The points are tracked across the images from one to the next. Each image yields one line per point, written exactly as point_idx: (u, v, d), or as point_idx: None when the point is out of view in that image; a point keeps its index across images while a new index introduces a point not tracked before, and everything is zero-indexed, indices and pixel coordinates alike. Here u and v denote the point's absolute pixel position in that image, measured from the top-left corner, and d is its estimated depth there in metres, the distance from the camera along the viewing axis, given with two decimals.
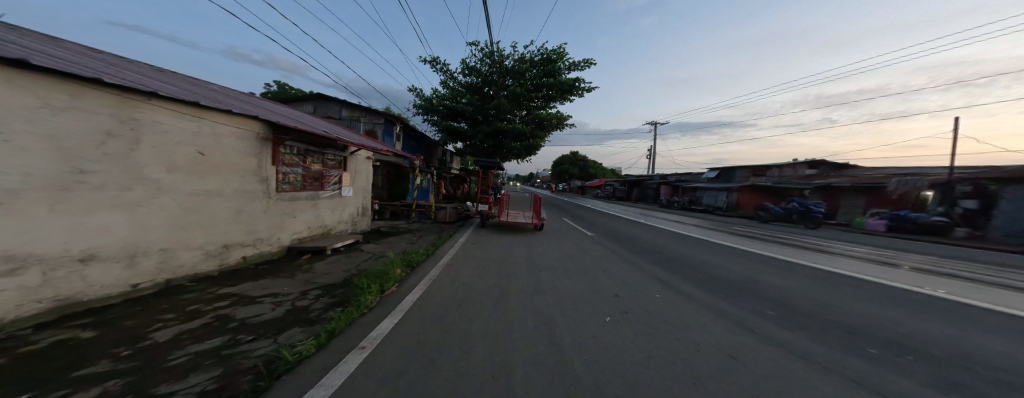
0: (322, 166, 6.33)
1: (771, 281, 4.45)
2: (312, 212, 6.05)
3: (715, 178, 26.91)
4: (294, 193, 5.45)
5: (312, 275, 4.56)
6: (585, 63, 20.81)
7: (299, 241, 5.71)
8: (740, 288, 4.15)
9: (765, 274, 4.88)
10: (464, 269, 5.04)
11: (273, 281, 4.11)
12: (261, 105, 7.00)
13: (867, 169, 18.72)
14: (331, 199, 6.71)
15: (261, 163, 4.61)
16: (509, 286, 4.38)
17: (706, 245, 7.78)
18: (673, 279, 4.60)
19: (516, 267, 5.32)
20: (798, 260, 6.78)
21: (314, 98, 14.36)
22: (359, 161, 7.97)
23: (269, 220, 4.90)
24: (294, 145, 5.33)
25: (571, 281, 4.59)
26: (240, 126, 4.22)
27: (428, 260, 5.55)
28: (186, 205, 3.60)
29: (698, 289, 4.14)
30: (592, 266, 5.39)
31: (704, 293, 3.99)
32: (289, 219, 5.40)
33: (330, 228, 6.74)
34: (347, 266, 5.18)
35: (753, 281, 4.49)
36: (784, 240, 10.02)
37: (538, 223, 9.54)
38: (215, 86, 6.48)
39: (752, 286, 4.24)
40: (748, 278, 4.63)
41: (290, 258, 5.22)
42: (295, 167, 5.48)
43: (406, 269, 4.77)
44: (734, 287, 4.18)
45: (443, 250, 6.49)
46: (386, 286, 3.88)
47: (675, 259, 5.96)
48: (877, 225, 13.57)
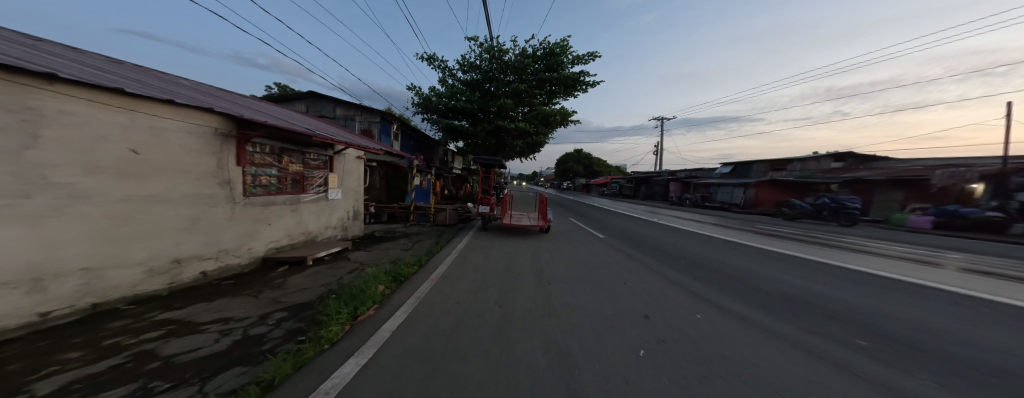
0: (303, 166, 5.71)
1: (835, 297, 3.64)
2: (292, 218, 5.43)
3: (729, 173, 25.94)
4: (268, 196, 4.83)
5: (282, 291, 3.89)
6: (590, 57, 19.96)
7: (276, 251, 5.07)
8: (802, 306, 3.37)
9: (823, 287, 4.06)
10: (461, 284, 4.35)
11: (233, 302, 3.45)
12: (239, 102, 6.42)
13: (901, 162, 17.39)
14: (316, 202, 6.09)
15: (221, 162, 3.96)
16: (515, 306, 3.68)
17: (737, 248, 6.95)
18: (712, 294, 3.82)
19: (522, 279, 4.63)
20: (849, 264, 5.90)
21: (307, 97, 13.88)
22: (348, 161, 7.36)
23: (235, 228, 4.25)
24: (265, 143, 4.70)
25: (589, 298, 3.86)
26: (190, 119, 3.57)
27: (420, 271, 4.88)
28: (116, 212, 2.91)
29: (748, 309, 3.36)
30: (609, 277, 4.67)
31: (760, 314, 3.22)
32: (263, 226, 4.77)
33: (316, 235, 6.12)
34: (328, 279, 4.54)
35: (811, 296, 3.69)
36: (817, 240, 9.09)
37: (545, 225, 8.80)
38: (185, 80, 5.93)
39: (814, 304, 3.44)
40: (804, 293, 3.83)
41: (264, 271, 4.57)
42: (269, 168, 4.86)
43: (391, 285, 4.10)
44: (795, 306, 3.40)
45: (440, 258, 5.79)
46: (362, 310, 3.19)
47: (706, 267, 5.16)
48: (922, 222, 12.45)
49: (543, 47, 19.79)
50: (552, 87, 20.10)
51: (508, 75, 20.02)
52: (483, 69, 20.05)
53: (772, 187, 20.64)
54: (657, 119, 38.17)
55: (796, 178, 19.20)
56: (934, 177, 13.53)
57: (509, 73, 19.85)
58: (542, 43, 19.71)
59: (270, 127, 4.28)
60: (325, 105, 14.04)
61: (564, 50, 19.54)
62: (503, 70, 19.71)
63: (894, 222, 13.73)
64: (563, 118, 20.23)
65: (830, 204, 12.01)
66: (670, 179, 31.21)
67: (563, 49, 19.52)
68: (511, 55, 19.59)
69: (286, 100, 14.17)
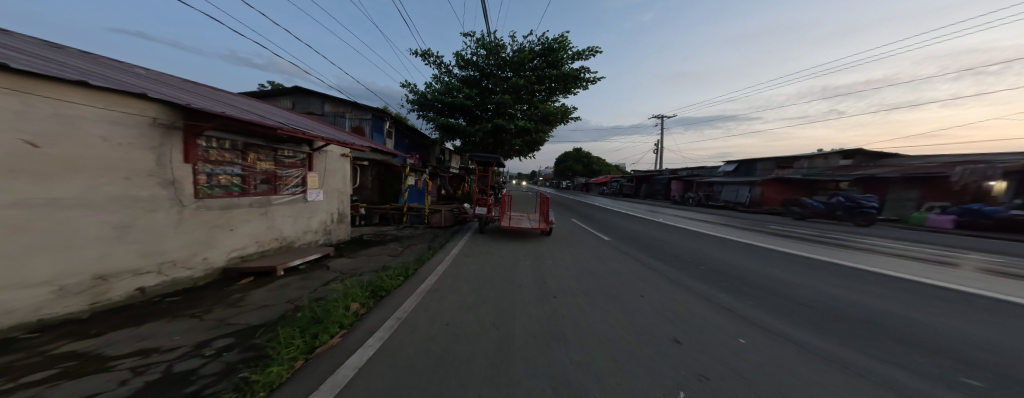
0: (274, 164, 5.08)
1: (900, 316, 3.05)
2: (262, 223, 4.82)
3: (733, 171, 25.65)
4: (230, 199, 4.21)
5: (236, 310, 3.29)
6: (591, 52, 19.18)
7: (240, 260, 4.47)
8: (866, 329, 2.77)
9: (877, 302, 3.47)
10: (452, 299, 3.75)
11: (167, 328, 2.83)
12: (207, 94, 5.81)
13: (912, 158, 16.91)
14: (291, 205, 5.47)
15: (161, 158, 3.34)
16: (515, 329, 3.08)
17: (757, 252, 6.39)
18: (749, 311, 3.23)
19: (523, 292, 4.04)
20: (886, 270, 5.32)
21: (293, 93, 13.24)
22: (331, 159, 6.73)
23: (182, 236, 3.64)
24: (223, 138, 4.08)
25: (604, 319, 3.28)
26: (114, 106, 2.95)
27: (405, 283, 4.28)
28: (7, 220, 2.27)
29: (800, 333, 2.77)
30: (622, 289, 4.11)
31: (819, 341, 2.61)
32: (223, 233, 4.16)
33: (291, 241, 5.50)
34: (296, 293, 3.93)
35: (870, 315, 3.09)
36: (838, 241, 8.54)
37: (547, 228, 8.16)
38: (141, 70, 5.29)
39: (878, 326, 2.85)
40: (859, 309, 3.24)
41: (222, 285, 3.96)
42: (230, 165, 4.24)
43: (367, 301, 3.50)
44: (856, 328, 2.80)
45: (431, 267, 5.16)
46: (323, 338, 2.58)
47: (731, 275, 4.57)
48: (943, 221, 11.93)
49: (542, 42, 19.11)
50: (552, 84, 19.50)
51: (506, 71, 19.38)
52: (480, 66, 19.40)
53: (779, 185, 20.15)
54: (657, 117, 37.74)
55: (805, 176, 18.91)
56: (953, 174, 12.99)
57: (508, 70, 19.19)
58: (541, 38, 19.06)
59: (224, 118, 3.65)
60: (313, 101, 13.37)
61: (564, 45, 18.88)
62: (501, 66, 19.05)
63: (913, 221, 13.19)
64: (563, 116, 19.63)
65: (845, 203, 11.44)
66: (672, 178, 30.75)
67: (562, 44, 18.86)
68: (509, 51, 18.93)
69: (272, 97, 13.48)
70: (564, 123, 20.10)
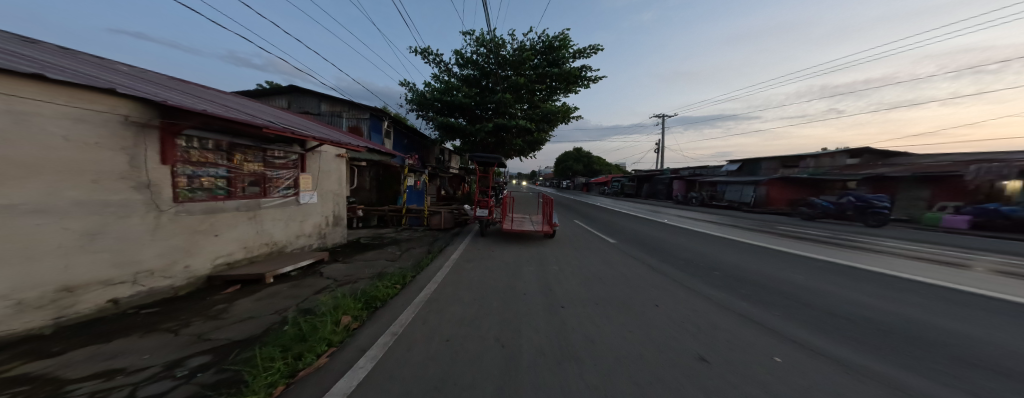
0: (263, 165, 4.81)
1: (952, 330, 2.75)
2: (250, 228, 4.54)
3: (736, 170, 25.46)
4: (214, 203, 3.93)
5: (217, 323, 2.99)
6: (592, 50, 18.90)
7: (226, 267, 4.18)
8: (917, 347, 2.48)
9: (920, 313, 3.17)
10: (452, 312, 3.48)
11: (137, 345, 2.52)
12: (195, 93, 5.53)
13: (921, 157, 16.63)
14: (282, 208, 5.18)
15: (135, 159, 3.05)
16: (522, 346, 2.80)
17: (772, 255, 6.11)
18: (781, 325, 2.94)
19: (528, 302, 3.78)
20: (913, 275, 5.02)
21: (288, 93, 12.95)
22: (325, 160, 6.45)
23: (160, 243, 3.35)
24: (205, 137, 3.80)
25: (618, 334, 3.01)
26: (78, 101, 2.65)
27: (402, 292, 3.99)
28: None
29: (844, 351, 2.47)
30: (634, 298, 3.84)
31: (870, 361, 2.30)
32: (206, 238, 3.87)
33: (282, 246, 5.21)
34: (284, 303, 3.64)
35: (918, 329, 2.79)
36: (850, 242, 8.26)
37: (551, 230, 7.86)
38: (123, 67, 5.00)
39: (931, 343, 2.54)
40: (903, 323, 2.94)
41: (205, 294, 3.66)
42: (213, 167, 3.96)
43: (360, 314, 3.21)
44: (907, 346, 2.51)
45: (429, 273, 4.88)
46: (309, 358, 2.27)
47: (749, 281, 4.30)
48: (958, 222, 11.68)
49: (542, 40, 18.84)
50: (553, 84, 19.24)
51: (507, 70, 19.09)
52: (480, 65, 19.13)
53: (784, 185, 19.88)
54: (656, 116, 37.59)
55: (811, 176, 18.65)
56: (967, 173, 12.70)
57: (508, 69, 18.91)
58: (541, 36, 18.76)
59: (204, 115, 3.35)
60: (309, 100, 13.10)
61: (565, 43, 18.60)
62: (501, 65, 18.77)
63: (928, 220, 12.85)
64: (564, 115, 19.37)
65: (856, 203, 11.17)
66: (673, 178, 30.51)
67: (563, 42, 18.58)
68: (509, 49, 18.65)
69: (267, 95, 13.18)
70: (565, 122, 19.85)
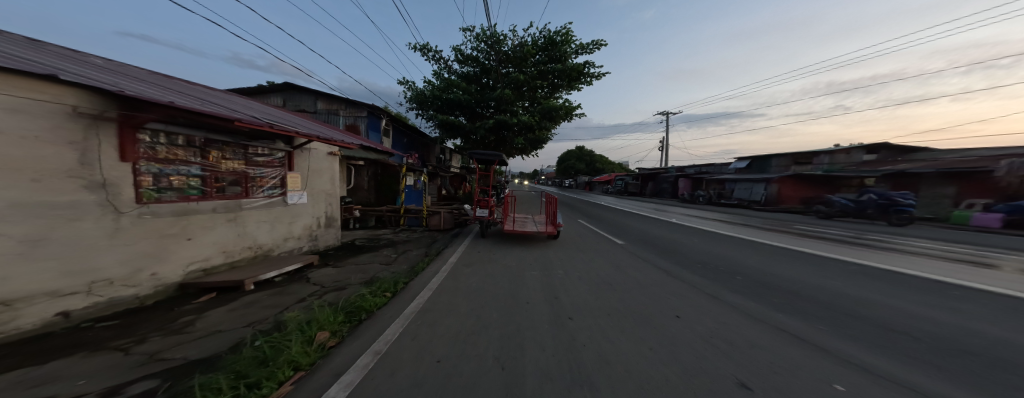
0: (244, 163, 4.47)
1: None
2: (230, 231, 4.19)
3: (744, 167, 24.85)
4: (186, 204, 3.59)
5: (179, 340, 2.62)
6: (595, 45, 18.50)
7: (202, 274, 3.83)
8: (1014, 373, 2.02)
9: (1000, 330, 2.69)
10: (446, 326, 3.09)
11: (78, 369, 2.14)
12: (177, 87, 5.23)
13: (942, 153, 15.98)
14: (268, 209, 4.84)
15: (85, 156, 2.67)
16: (526, 368, 2.40)
17: (796, 256, 5.66)
18: (837, 347, 2.49)
19: (532, 314, 3.39)
20: (964, 280, 4.52)
21: (283, 90, 12.67)
22: (316, 158, 6.11)
23: (122, 249, 2.98)
24: (174, 132, 3.45)
25: (638, 353, 2.60)
26: (15, 90, 2.25)
27: (392, 301, 3.62)
28: None
29: (920, 376, 2.02)
30: (650, 308, 3.44)
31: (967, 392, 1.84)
32: (178, 243, 3.51)
33: (268, 249, 4.87)
34: (262, 314, 3.27)
35: (1008, 351, 2.32)
36: (876, 242, 7.75)
37: (554, 231, 7.45)
38: (98, 59, 4.70)
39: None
40: (984, 343, 2.48)
41: (174, 305, 3.30)
42: (185, 164, 3.61)
43: (343, 329, 2.81)
44: (999, 371, 2.05)
45: (424, 279, 4.49)
46: (269, 386, 1.86)
47: (780, 288, 3.87)
48: (992, 220, 11.03)
49: (544, 36, 18.43)
50: (555, 80, 18.81)
51: (507, 66, 18.70)
52: (480, 62, 18.78)
53: (797, 183, 19.25)
54: (659, 114, 37.09)
55: (825, 173, 18.05)
56: (999, 168, 12.14)
57: (509, 65, 18.54)
58: (543, 31, 18.36)
59: (167, 107, 2.98)
60: (305, 98, 12.82)
61: (567, 38, 18.17)
62: (502, 61, 18.39)
63: (956, 217, 12.26)
64: (568, 113, 18.96)
65: (877, 201, 10.69)
66: (679, 177, 29.95)
67: (565, 37, 18.15)
68: (510, 45, 18.26)
69: (261, 94, 12.92)
70: (568, 120, 19.44)
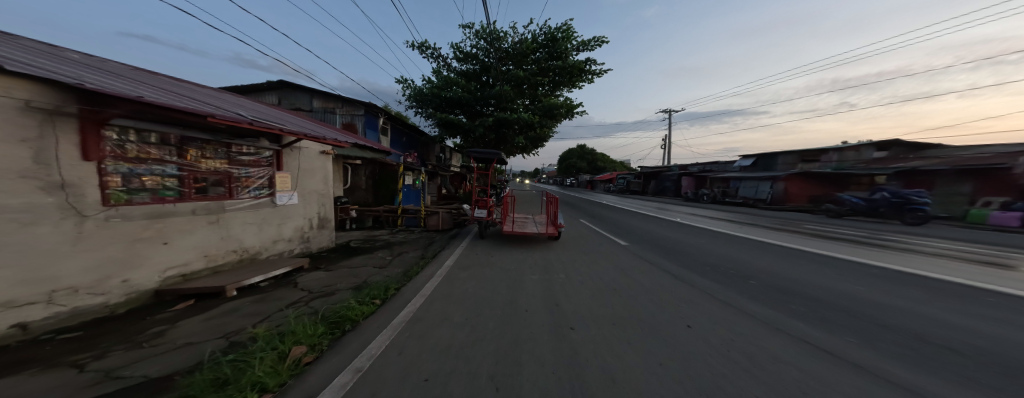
0: (227, 163, 4.27)
1: None
2: (213, 234, 3.98)
3: (749, 165, 24.45)
4: (161, 206, 3.37)
5: (143, 355, 2.39)
6: (597, 42, 18.18)
7: (181, 279, 3.62)
8: None
9: None
10: (437, 338, 2.85)
11: (23, 389, 1.92)
12: (161, 83, 5.02)
13: (955, 150, 15.54)
14: (254, 211, 4.63)
15: (41, 154, 2.44)
16: (522, 387, 2.15)
17: (811, 258, 5.38)
18: (872, 363, 2.22)
19: (531, 324, 3.15)
20: (995, 284, 4.23)
21: (279, 88, 12.48)
22: (307, 156, 5.89)
23: (88, 255, 2.75)
24: (146, 129, 3.23)
25: (647, 369, 2.35)
26: None
27: (381, 310, 3.38)
28: None
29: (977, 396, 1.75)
30: (658, 316, 3.18)
31: None
32: (153, 247, 3.29)
33: (255, 253, 4.65)
34: (239, 324, 3.04)
35: None
36: (892, 242, 7.43)
37: (555, 232, 7.20)
38: (76, 54, 4.49)
39: None
40: None
41: (146, 314, 3.07)
42: (158, 163, 3.39)
43: (325, 342, 2.58)
44: None
45: (418, 284, 4.26)
46: None
47: (798, 294, 3.61)
48: (1010, 219, 10.69)
49: (544, 32, 18.15)
50: (556, 78, 18.52)
51: (508, 64, 18.42)
52: (480, 59, 18.53)
53: (804, 181, 19.11)
54: (661, 111, 36.70)
55: (834, 171, 17.65)
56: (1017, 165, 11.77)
57: (509, 62, 18.25)
58: (543, 28, 18.06)
59: (134, 102, 2.76)
60: (300, 96, 12.61)
61: (568, 34, 17.85)
62: (503, 59, 18.12)
63: (972, 217, 11.91)
64: (569, 110, 18.66)
65: (890, 199, 10.33)
66: (683, 175, 29.57)
67: (566, 34, 17.83)
68: (510, 42, 17.98)
69: (256, 92, 12.73)
70: (569, 118, 19.15)
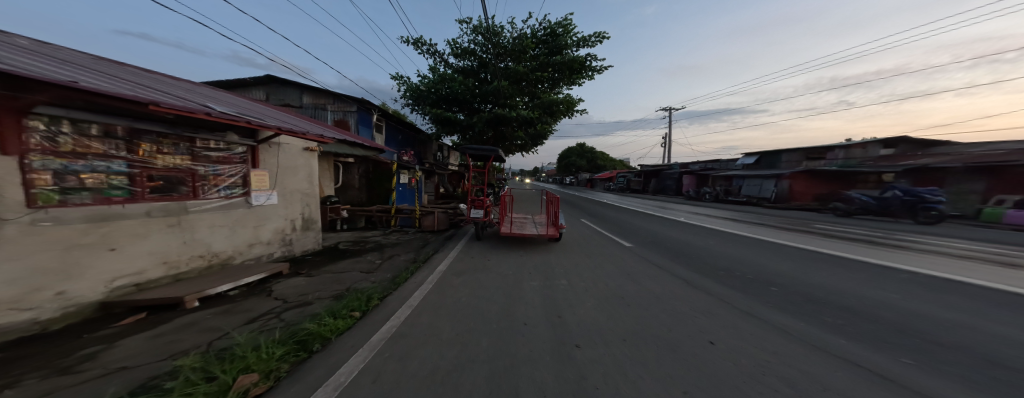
0: (190, 159, 3.88)
1: None
2: (173, 238, 3.59)
3: (752, 163, 24.12)
4: (107, 207, 2.96)
5: (61, 384, 1.97)
6: (598, 37, 17.72)
7: (134, 290, 3.21)
8: None
9: None
10: (420, 359, 2.44)
11: None
12: (124, 73, 4.61)
13: (967, 146, 15.19)
14: (225, 212, 4.25)
15: None
16: None
17: (833, 260, 4.99)
18: (950, 390, 1.78)
19: (530, 340, 2.75)
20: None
21: (267, 84, 12.06)
22: (288, 153, 5.47)
23: (9, 265, 2.31)
24: (84, 120, 2.81)
25: (669, 396, 1.93)
26: None
27: (358, 325, 2.98)
28: None
29: None
30: (674, 331, 2.78)
31: None
32: (96, 254, 2.88)
33: (227, 258, 4.26)
34: (191, 342, 2.62)
35: None
36: (913, 242, 7.07)
37: (556, 233, 6.79)
38: (22, 40, 4.05)
39: None
40: None
41: (86, 330, 2.65)
42: (99, 159, 2.98)
43: (283, 365, 2.18)
44: None
45: (404, 293, 3.85)
46: None
47: (829, 303, 3.13)
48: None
49: (544, 27, 17.74)
50: (556, 74, 18.06)
51: (506, 60, 17.99)
52: (478, 55, 18.07)
53: (809, 179, 18.87)
54: (662, 109, 36.17)
55: (840, 169, 17.34)
56: None
57: (508, 58, 17.82)
58: (542, 22, 17.62)
59: (56, 85, 2.33)
60: (291, 93, 12.21)
61: (568, 29, 17.41)
62: (502, 54, 17.67)
63: (986, 215, 11.61)
64: (569, 107, 18.21)
65: (903, 198, 10.02)
66: (685, 173, 29.23)
67: (565, 28, 17.38)
68: (509, 37, 17.53)
69: (244, 87, 12.29)
70: (569, 115, 18.77)
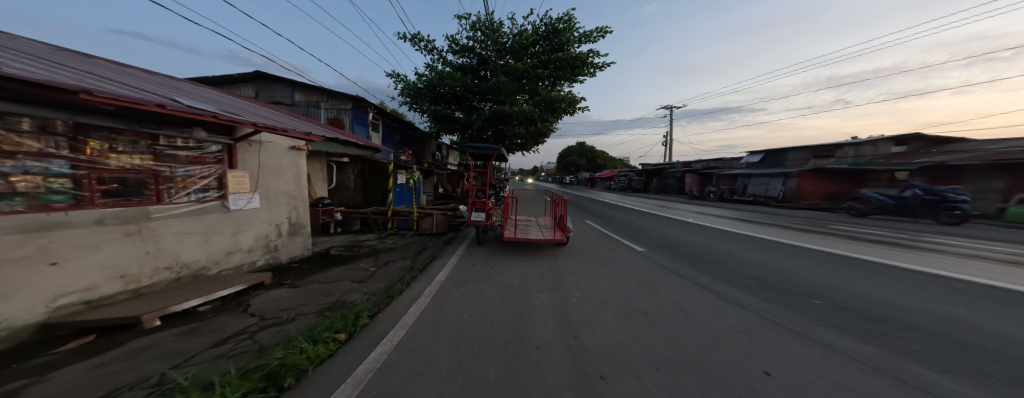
0: (150, 159, 3.47)
1: None
2: (132, 248, 3.16)
3: (757, 161, 23.75)
4: (44, 215, 2.49)
5: None
6: (600, 33, 17.30)
7: (83, 309, 2.75)
8: None
9: None
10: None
11: None
12: (84, 62, 4.13)
13: (982, 143, 14.87)
14: (197, 217, 3.84)
15: None
16: None
17: (870, 266, 4.59)
18: None
19: (545, 370, 2.32)
20: None
21: (255, 80, 11.56)
22: (272, 152, 5.03)
23: None
24: (13, 112, 2.36)
25: None
26: None
27: (341, 350, 2.54)
28: None
29: None
30: (716, 358, 2.35)
31: None
32: (34, 269, 2.41)
33: (199, 268, 3.84)
34: (139, 374, 2.17)
35: None
36: (943, 244, 6.68)
37: (563, 238, 6.36)
38: None
39: None
40: None
41: (11, 360, 2.19)
42: (35, 159, 2.54)
43: None
44: None
45: (398, 309, 3.40)
46: None
47: (891, 321, 2.71)
48: None
49: (544, 23, 17.31)
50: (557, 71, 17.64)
51: (506, 57, 17.55)
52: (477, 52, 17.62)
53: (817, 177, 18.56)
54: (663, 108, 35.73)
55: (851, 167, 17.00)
56: None
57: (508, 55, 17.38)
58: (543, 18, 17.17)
59: None
60: (281, 90, 11.73)
61: (570, 25, 16.98)
62: (502, 51, 17.22)
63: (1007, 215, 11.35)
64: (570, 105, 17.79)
65: (923, 196, 9.67)
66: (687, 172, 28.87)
67: (567, 24, 16.95)
68: (509, 33, 17.09)
69: (232, 85, 11.78)
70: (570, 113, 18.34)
